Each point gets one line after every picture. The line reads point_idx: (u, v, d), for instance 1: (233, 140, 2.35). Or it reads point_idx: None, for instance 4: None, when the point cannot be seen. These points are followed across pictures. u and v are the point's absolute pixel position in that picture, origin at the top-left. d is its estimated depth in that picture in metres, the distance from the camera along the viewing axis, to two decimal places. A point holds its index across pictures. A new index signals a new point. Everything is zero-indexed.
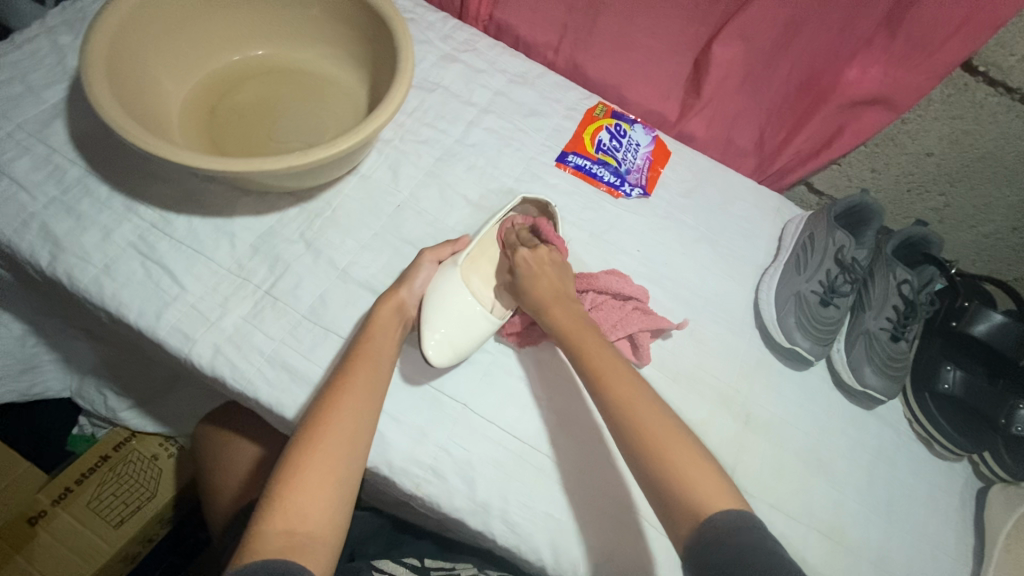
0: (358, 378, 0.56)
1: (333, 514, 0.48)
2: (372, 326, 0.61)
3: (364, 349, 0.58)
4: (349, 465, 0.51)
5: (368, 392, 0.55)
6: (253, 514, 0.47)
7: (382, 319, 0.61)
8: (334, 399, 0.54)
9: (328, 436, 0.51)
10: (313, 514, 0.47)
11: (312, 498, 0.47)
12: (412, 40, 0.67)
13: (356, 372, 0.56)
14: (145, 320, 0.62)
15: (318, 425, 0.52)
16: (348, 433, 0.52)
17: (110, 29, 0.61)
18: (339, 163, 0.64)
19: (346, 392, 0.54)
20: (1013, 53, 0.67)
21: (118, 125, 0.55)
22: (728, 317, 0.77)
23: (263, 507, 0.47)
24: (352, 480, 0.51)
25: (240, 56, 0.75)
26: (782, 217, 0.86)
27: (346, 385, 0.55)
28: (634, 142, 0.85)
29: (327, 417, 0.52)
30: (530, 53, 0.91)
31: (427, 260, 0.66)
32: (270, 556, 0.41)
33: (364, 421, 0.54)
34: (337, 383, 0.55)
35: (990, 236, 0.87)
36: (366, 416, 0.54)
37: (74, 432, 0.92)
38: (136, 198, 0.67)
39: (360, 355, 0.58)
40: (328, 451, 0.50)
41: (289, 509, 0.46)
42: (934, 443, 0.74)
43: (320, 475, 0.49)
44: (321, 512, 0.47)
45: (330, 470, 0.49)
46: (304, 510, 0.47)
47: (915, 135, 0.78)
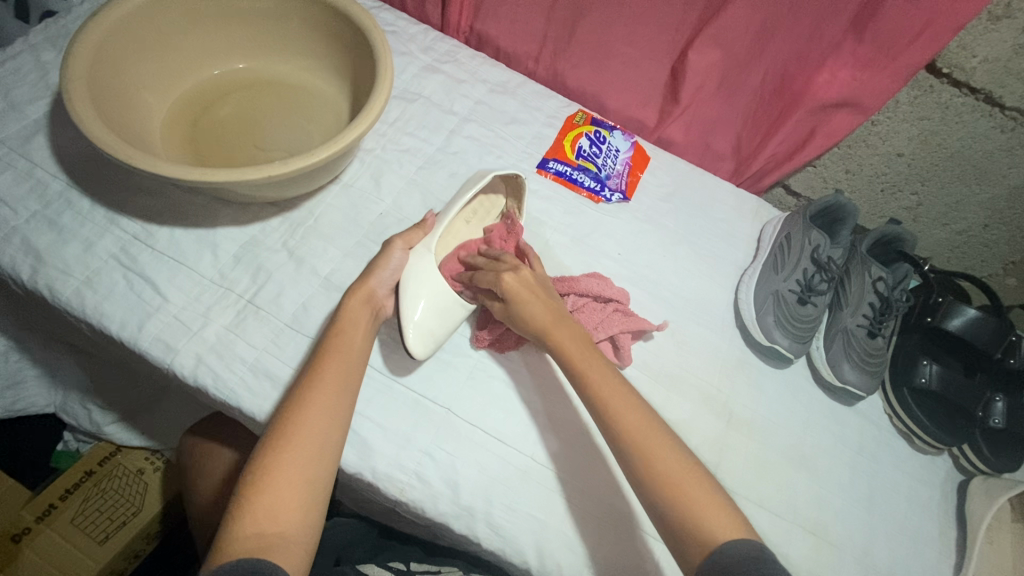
0: (331, 375, 0.56)
1: (306, 513, 0.48)
2: (341, 321, 0.61)
3: (337, 347, 0.59)
4: (321, 463, 0.51)
5: (342, 389, 0.56)
6: (223, 517, 0.47)
7: (352, 315, 0.61)
8: (304, 399, 0.54)
9: (299, 436, 0.51)
10: (284, 514, 0.47)
11: (283, 497, 0.48)
12: (391, 51, 0.68)
13: (330, 369, 0.56)
14: (128, 331, 0.62)
15: (291, 423, 0.52)
16: (321, 432, 0.52)
17: (92, 44, 0.62)
18: (320, 173, 0.65)
19: (318, 390, 0.54)
20: (974, 54, 0.69)
21: (98, 137, 0.55)
22: (708, 317, 0.78)
23: (234, 507, 0.47)
24: (325, 479, 0.51)
25: (222, 70, 0.76)
26: (760, 219, 0.87)
27: (319, 383, 0.55)
28: (613, 147, 0.86)
29: (297, 417, 0.52)
30: (511, 63, 0.93)
31: (398, 247, 0.66)
32: (241, 557, 0.42)
33: (337, 419, 0.54)
34: (309, 380, 0.55)
35: (962, 234, 0.89)
36: (342, 415, 0.54)
37: (59, 448, 0.91)
38: (118, 210, 0.68)
39: (333, 352, 0.58)
40: (301, 449, 0.50)
41: (259, 511, 0.46)
42: (914, 437, 0.75)
43: (292, 474, 0.49)
44: (293, 511, 0.47)
45: (302, 468, 0.50)
46: (276, 509, 0.47)
47: (885, 136, 0.80)
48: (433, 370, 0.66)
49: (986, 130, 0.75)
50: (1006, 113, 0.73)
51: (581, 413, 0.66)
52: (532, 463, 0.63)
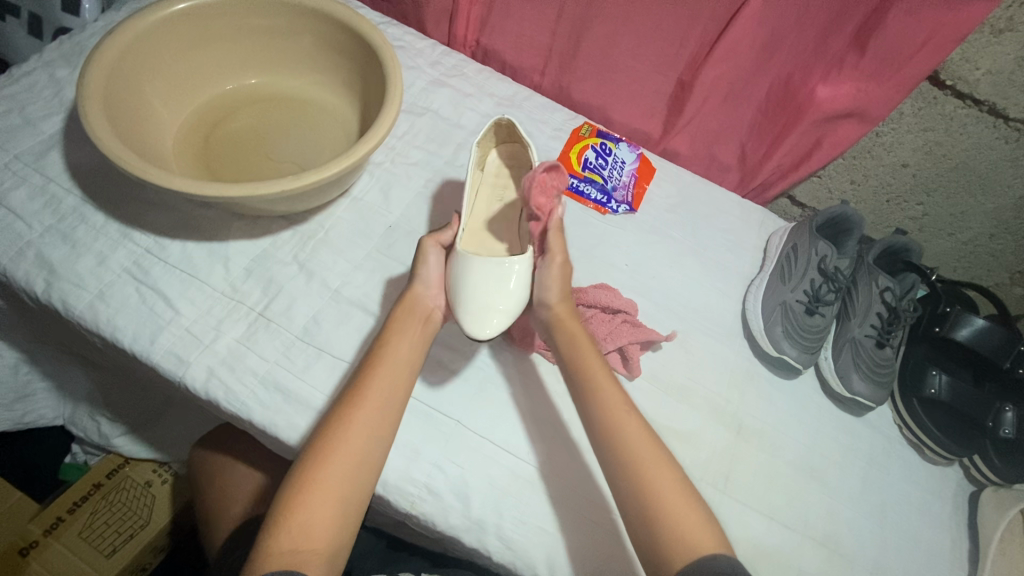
0: (374, 392, 0.55)
1: (340, 532, 0.49)
2: (389, 331, 0.60)
3: (385, 361, 0.58)
4: (357, 482, 0.51)
5: (385, 406, 0.55)
6: (262, 527, 0.49)
7: (400, 321, 0.61)
8: (346, 415, 0.54)
9: (336, 454, 0.51)
10: (318, 532, 0.48)
11: (318, 515, 0.49)
12: (400, 66, 0.69)
13: (375, 385, 0.56)
14: (140, 344, 0.62)
15: (329, 440, 0.52)
16: (359, 451, 0.52)
17: (107, 62, 0.63)
18: (331, 187, 0.66)
19: (359, 407, 0.54)
20: (978, 66, 0.70)
21: (114, 153, 0.56)
22: (716, 327, 0.78)
23: (272, 521, 0.49)
24: (362, 496, 0.52)
25: (233, 86, 0.77)
26: (766, 229, 0.88)
27: (362, 399, 0.55)
28: (619, 159, 0.87)
29: (336, 434, 0.53)
30: (517, 76, 0.94)
31: (431, 245, 0.64)
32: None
33: (377, 437, 0.54)
34: (352, 395, 0.55)
35: (968, 244, 0.90)
36: (383, 433, 0.54)
37: (66, 461, 0.92)
38: (131, 224, 0.69)
39: (381, 364, 0.57)
40: (337, 465, 0.51)
41: (293, 527, 0.48)
42: (925, 448, 0.75)
43: (327, 492, 0.50)
44: (326, 530, 0.49)
45: (339, 486, 0.50)
46: (310, 528, 0.48)
47: (890, 147, 0.81)
48: (442, 381, 0.66)
49: (991, 141, 0.76)
50: (1010, 124, 0.73)
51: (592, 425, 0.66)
52: (542, 476, 0.63)
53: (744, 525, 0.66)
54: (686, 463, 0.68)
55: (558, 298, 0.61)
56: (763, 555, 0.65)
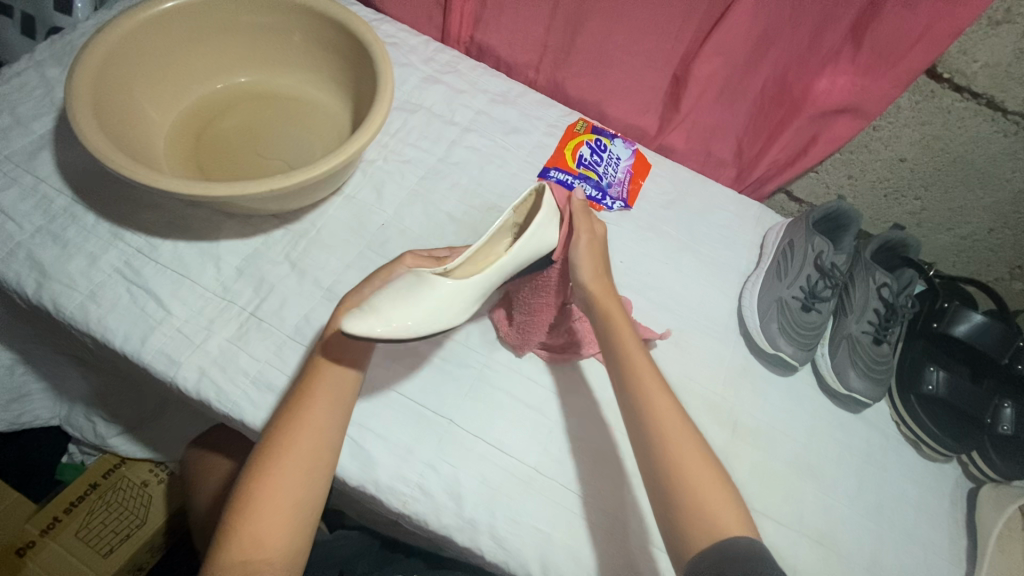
0: (319, 397, 0.55)
1: (293, 537, 0.50)
2: (331, 334, 0.58)
3: (328, 364, 0.57)
4: (308, 485, 0.52)
5: (331, 411, 0.55)
6: (215, 536, 0.50)
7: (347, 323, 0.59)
8: (294, 417, 0.53)
9: (284, 459, 0.51)
10: (270, 540, 0.49)
11: (268, 526, 0.49)
12: (391, 64, 0.68)
13: (317, 389, 0.55)
14: (131, 344, 0.62)
15: (279, 444, 0.52)
16: (306, 458, 0.52)
17: (96, 61, 0.63)
18: (322, 185, 0.65)
19: (306, 410, 0.54)
20: (975, 59, 0.69)
21: (102, 154, 0.56)
22: (712, 324, 0.78)
23: (222, 534, 0.49)
24: (315, 498, 0.52)
25: (224, 84, 0.77)
26: (763, 225, 0.87)
27: (306, 405, 0.54)
28: (614, 156, 0.86)
29: (285, 439, 0.52)
30: (511, 73, 0.94)
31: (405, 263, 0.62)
32: None
33: (327, 438, 0.54)
34: (301, 396, 0.55)
35: (967, 238, 0.89)
36: (331, 437, 0.54)
37: (63, 460, 0.92)
38: (122, 224, 0.68)
39: (324, 367, 0.56)
40: (286, 471, 0.51)
41: (244, 538, 0.48)
42: (922, 445, 0.74)
43: (277, 500, 0.50)
44: (278, 538, 0.49)
45: (287, 494, 0.50)
46: (259, 539, 0.48)
47: (887, 141, 0.80)
48: (436, 381, 0.66)
49: (989, 135, 0.75)
50: (1008, 117, 0.73)
51: (585, 424, 0.66)
52: (536, 475, 0.63)
53: None
54: None
55: (591, 277, 0.59)
56: None
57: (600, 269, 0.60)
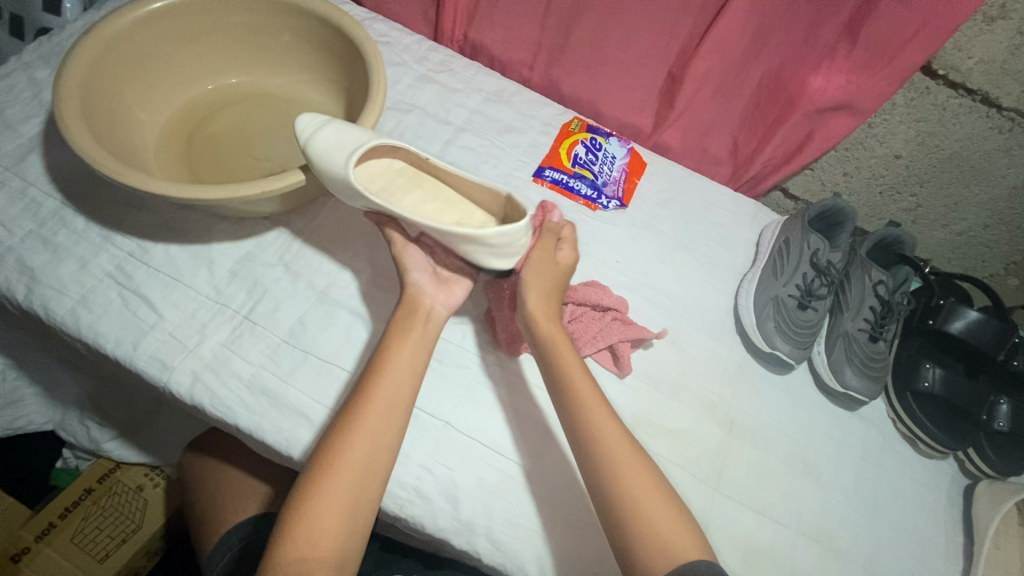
0: (376, 402, 0.55)
1: (346, 541, 0.50)
2: (393, 335, 0.59)
3: (389, 367, 0.57)
4: (364, 490, 0.51)
5: (388, 415, 0.54)
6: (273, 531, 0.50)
7: (408, 321, 0.60)
8: (353, 421, 0.53)
9: (342, 462, 0.51)
10: (324, 542, 0.48)
11: (325, 524, 0.49)
12: (383, 63, 0.68)
13: (379, 391, 0.55)
14: (123, 350, 0.62)
15: (337, 446, 0.52)
16: (362, 461, 0.52)
17: (85, 64, 0.62)
18: (315, 187, 0.65)
19: (365, 415, 0.54)
20: (970, 55, 0.69)
21: (90, 157, 0.55)
22: (709, 323, 0.78)
23: (280, 529, 0.49)
24: (369, 504, 0.52)
25: (215, 85, 0.76)
26: (759, 223, 0.87)
27: (364, 409, 0.54)
28: (609, 155, 0.86)
29: (343, 442, 0.52)
30: (506, 71, 0.93)
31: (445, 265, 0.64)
32: None
33: (383, 445, 0.53)
34: (359, 399, 0.55)
35: (963, 235, 0.89)
36: (387, 443, 0.54)
37: (57, 465, 0.91)
38: (113, 228, 0.68)
39: (386, 367, 0.57)
40: (343, 474, 0.51)
41: (301, 537, 0.48)
42: (918, 442, 0.74)
43: (335, 502, 0.50)
44: (332, 541, 0.49)
45: (344, 494, 0.50)
46: (316, 537, 0.48)
47: (883, 138, 0.80)
48: (431, 382, 0.65)
49: (984, 131, 0.75)
50: (1003, 113, 0.72)
51: None
52: (531, 476, 0.62)
53: (737, 522, 0.66)
54: (677, 462, 0.67)
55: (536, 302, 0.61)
56: (755, 552, 0.64)
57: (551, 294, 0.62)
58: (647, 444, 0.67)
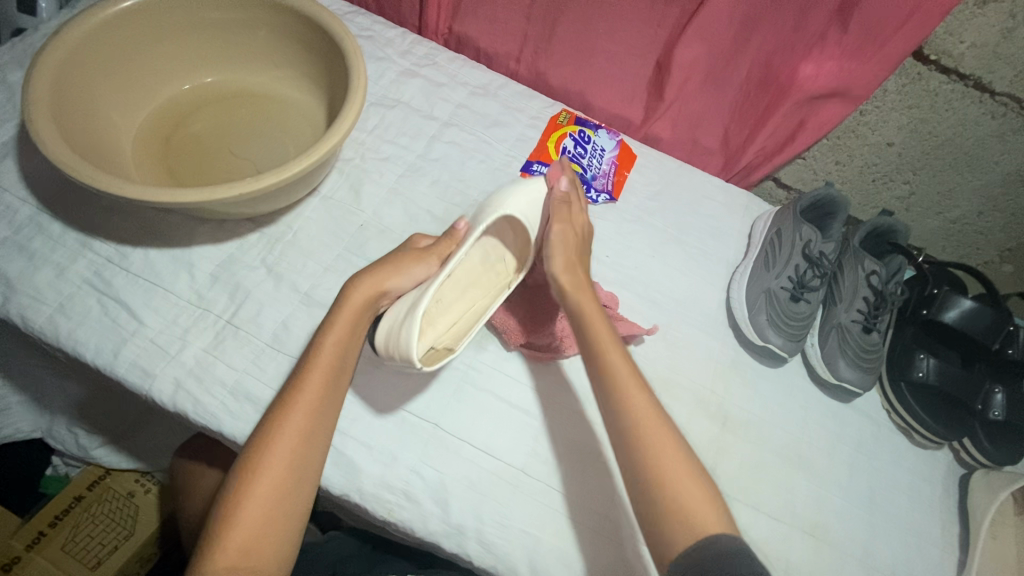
0: (303, 400, 0.53)
1: (281, 549, 0.49)
2: (326, 331, 0.57)
3: (320, 360, 0.55)
4: (295, 496, 0.51)
5: (317, 416, 0.53)
6: (198, 547, 0.48)
7: (343, 313, 0.57)
8: (280, 425, 0.52)
9: (268, 470, 0.50)
10: (257, 552, 0.48)
11: (255, 532, 0.48)
12: (362, 57, 0.66)
13: (308, 389, 0.54)
14: (104, 357, 0.61)
15: (265, 452, 0.51)
16: (290, 467, 0.51)
17: (52, 67, 0.60)
18: (296, 187, 0.63)
19: (292, 419, 0.52)
20: (962, 40, 0.67)
21: (61, 160, 0.54)
22: (700, 317, 0.77)
23: (207, 543, 0.48)
24: (300, 510, 0.51)
25: (191, 85, 0.74)
26: (751, 214, 0.86)
27: (292, 408, 0.53)
28: (598, 147, 0.84)
29: (269, 450, 0.51)
30: (492, 64, 0.91)
31: (369, 282, 0.58)
32: None
33: (312, 448, 0.53)
34: (287, 399, 0.53)
35: (956, 222, 0.88)
36: (315, 445, 0.53)
37: (48, 473, 0.90)
38: (90, 233, 0.66)
39: (314, 359, 0.55)
40: (270, 483, 0.50)
41: (230, 551, 0.47)
42: (913, 432, 0.74)
43: (264, 511, 0.49)
44: (264, 551, 0.48)
45: (275, 500, 0.50)
46: (246, 547, 0.47)
47: (874, 126, 0.79)
48: (418, 385, 0.64)
49: (977, 117, 0.74)
50: (996, 98, 0.71)
51: (574, 424, 0.65)
52: (523, 478, 0.62)
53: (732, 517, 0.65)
54: None
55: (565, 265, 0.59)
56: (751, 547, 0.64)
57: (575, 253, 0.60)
58: None
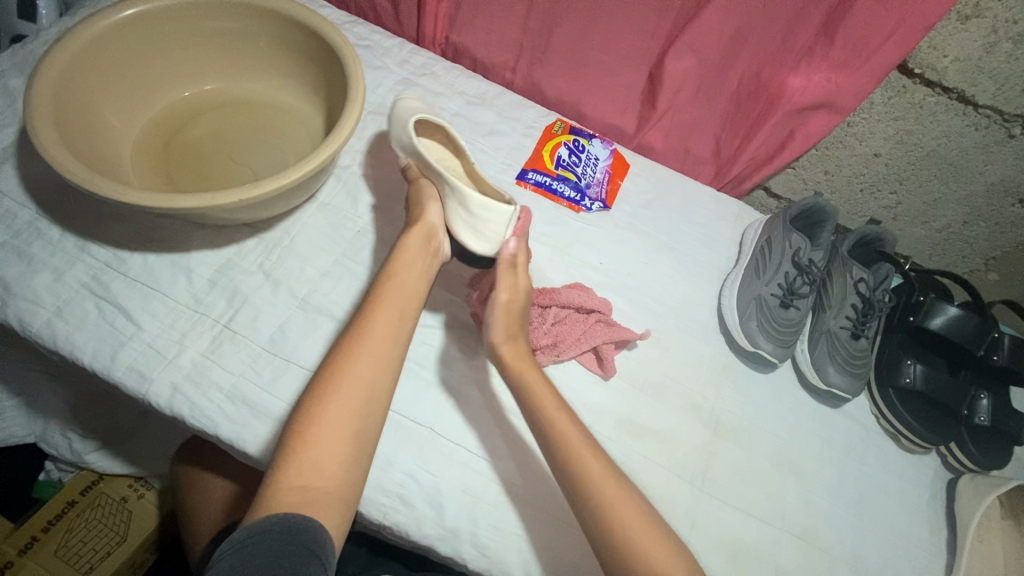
0: (376, 332, 0.55)
1: (351, 471, 0.50)
2: (399, 261, 0.61)
3: (392, 289, 0.58)
4: (367, 418, 0.52)
5: (389, 340, 0.56)
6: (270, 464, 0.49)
7: (410, 254, 0.61)
8: (355, 348, 0.54)
9: (344, 389, 0.52)
10: (329, 470, 0.49)
11: (327, 451, 0.49)
12: (361, 67, 0.67)
13: (380, 317, 0.56)
14: (101, 361, 0.61)
15: (338, 373, 0.53)
16: (364, 388, 0.52)
17: (55, 73, 0.61)
18: (295, 193, 0.64)
19: (366, 342, 0.55)
20: (945, 54, 0.69)
21: (61, 166, 0.54)
22: (692, 324, 0.78)
23: (279, 461, 0.49)
24: (370, 432, 0.52)
25: (191, 91, 0.75)
26: (742, 222, 0.87)
27: (365, 334, 0.55)
28: (592, 156, 0.86)
29: (343, 371, 0.53)
30: (489, 73, 0.93)
31: (419, 224, 0.63)
32: (286, 517, 0.44)
33: (385, 371, 0.54)
34: (361, 324, 0.56)
35: (943, 231, 0.90)
36: (387, 369, 0.55)
37: (40, 479, 0.89)
38: (89, 238, 0.67)
39: (385, 295, 0.58)
40: (345, 402, 0.51)
41: (304, 465, 0.48)
42: (901, 437, 0.75)
43: (337, 430, 0.50)
44: (335, 470, 0.49)
45: (348, 420, 0.51)
46: (319, 464, 0.48)
47: (862, 137, 0.81)
48: (413, 390, 0.65)
49: (961, 128, 0.76)
50: (979, 111, 0.73)
51: None
52: (517, 482, 0.62)
53: (722, 522, 0.66)
54: (664, 462, 0.68)
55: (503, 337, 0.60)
56: (741, 551, 0.65)
57: (516, 323, 0.60)
58: (634, 445, 0.68)
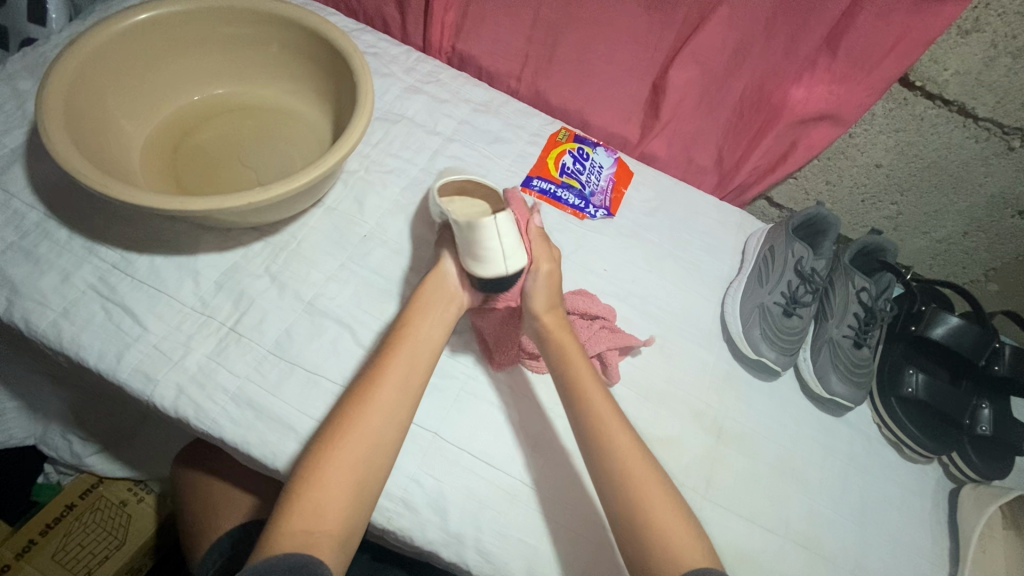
0: (392, 374, 0.57)
1: (353, 517, 0.50)
2: (415, 309, 0.62)
3: (409, 337, 0.60)
4: (375, 463, 0.52)
5: (403, 386, 0.56)
6: (275, 506, 0.49)
7: (425, 303, 0.63)
8: (370, 391, 0.55)
9: (355, 431, 0.53)
10: (332, 514, 0.49)
11: (332, 494, 0.49)
12: (370, 73, 0.68)
13: (396, 362, 0.58)
14: (106, 363, 0.61)
15: (352, 416, 0.54)
16: (375, 433, 0.53)
17: (67, 76, 0.62)
18: (302, 197, 0.65)
19: (382, 385, 0.56)
20: (946, 67, 0.70)
21: (72, 167, 0.55)
22: (696, 331, 0.78)
23: (286, 502, 0.49)
24: (376, 478, 0.52)
25: (201, 95, 0.76)
26: (745, 231, 0.88)
27: (381, 378, 0.56)
28: (597, 164, 0.87)
29: (357, 414, 0.54)
30: (493, 82, 0.94)
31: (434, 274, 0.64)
32: (284, 559, 0.44)
33: (397, 417, 0.55)
34: (378, 368, 0.57)
35: (943, 241, 0.91)
36: (399, 414, 0.55)
37: (39, 480, 0.89)
38: (97, 240, 0.67)
39: (403, 342, 0.60)
40: (354, 445, 0.52)
41: (308, 508, 0.48)
42: (904, 447, 0.75)
43: (345, 472, 0.50)
44: (338, 515, 0.49)
45: (356, 463, 0.51)
46: (324, 508, 0.48)
47: (863, 148, 0.82)
48: None
49: (962, 140, 0.76)
50: (979, 123, 0.74)
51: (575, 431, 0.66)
52: (521, 487, 0.62)
53: (727, 529, 0.66)
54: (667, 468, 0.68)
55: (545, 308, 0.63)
56: (745, 559, 0.65)
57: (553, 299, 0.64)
58: None
